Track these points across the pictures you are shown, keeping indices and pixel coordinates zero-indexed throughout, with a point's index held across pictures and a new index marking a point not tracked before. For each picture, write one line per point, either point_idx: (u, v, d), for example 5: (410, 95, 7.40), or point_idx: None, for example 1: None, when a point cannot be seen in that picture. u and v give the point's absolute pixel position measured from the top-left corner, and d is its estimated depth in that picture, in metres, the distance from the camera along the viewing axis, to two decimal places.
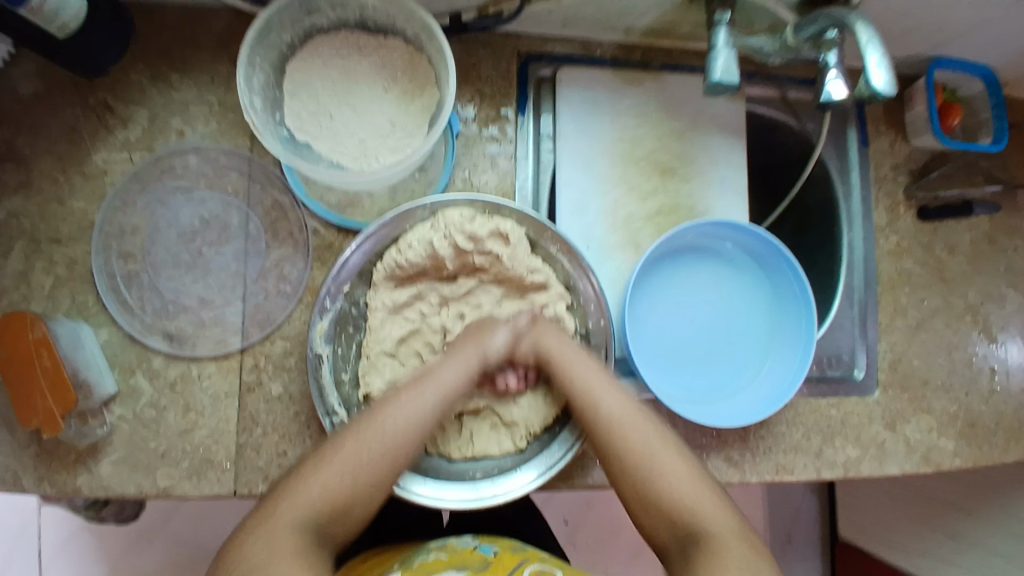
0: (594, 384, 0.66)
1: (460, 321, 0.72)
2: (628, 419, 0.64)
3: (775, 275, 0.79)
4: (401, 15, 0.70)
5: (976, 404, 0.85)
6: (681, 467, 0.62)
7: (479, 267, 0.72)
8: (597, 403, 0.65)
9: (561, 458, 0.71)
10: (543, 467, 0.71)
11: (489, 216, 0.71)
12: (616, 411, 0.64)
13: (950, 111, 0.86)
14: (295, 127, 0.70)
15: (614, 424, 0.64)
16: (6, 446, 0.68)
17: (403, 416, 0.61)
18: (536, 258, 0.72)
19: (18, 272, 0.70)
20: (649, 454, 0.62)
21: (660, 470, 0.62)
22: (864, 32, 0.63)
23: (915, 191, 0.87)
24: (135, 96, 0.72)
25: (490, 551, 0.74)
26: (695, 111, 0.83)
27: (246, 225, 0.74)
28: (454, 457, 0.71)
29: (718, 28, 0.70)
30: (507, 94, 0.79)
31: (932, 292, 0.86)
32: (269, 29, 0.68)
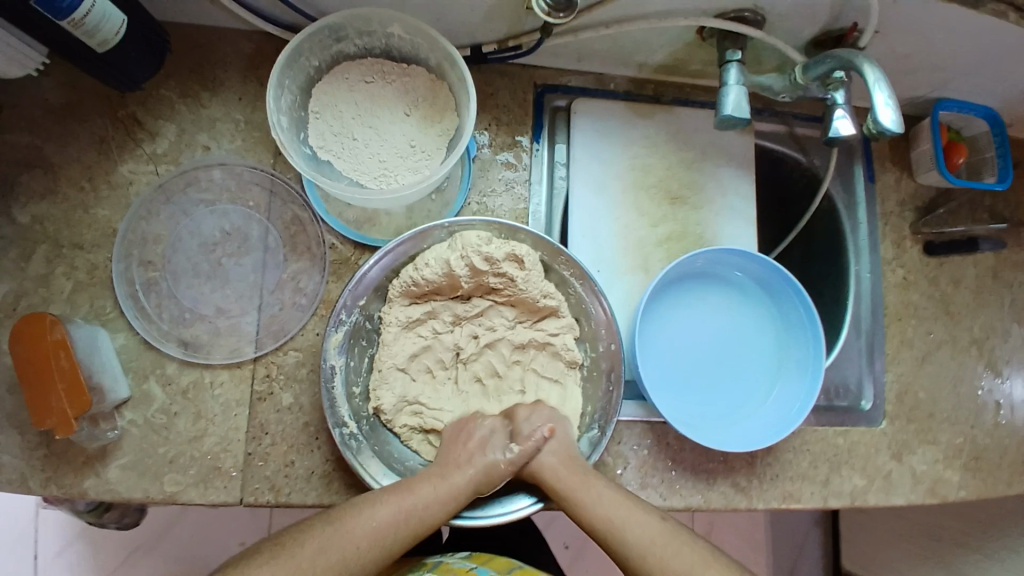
0: (564, 482, 0.66)
1: (472, 341, 0.73)
2: (600, 507, 0.64)
3: (784, 304, 0.80)
4: (425, 45, 0.73)
5: (981, 437, 0.85)
6: (676, 561, 0.60)
7: (493, 288, 0.73)
8: (585, 498, 0.65)
9: None
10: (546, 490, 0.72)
11: (505, 240, 0.71)
12: (606, 505, 0.64)
13: (954, 150, 0.88)
14: (318, 145, 0.72)
15: (603, 515, 0.63)
16: (16, 447, 0.68)
17: (372, 520, 0.60)
18: (549, 283, 0.73)
19: (41, 275, 0.71)
20: (626, 538, 0.62)
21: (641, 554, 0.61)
22: (871, 72, 0.65)
23: (920, 227, 0.88)
24: (164, 109, 0.75)
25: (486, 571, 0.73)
26: (707, 142, 0.84)
27: (266, 236, 0.75)
28: None
29: (729, 66, 0.72)
30: (523, 122, 0.81)
31: (938, 325, 0.87)
32: (298, 54, 0.70)
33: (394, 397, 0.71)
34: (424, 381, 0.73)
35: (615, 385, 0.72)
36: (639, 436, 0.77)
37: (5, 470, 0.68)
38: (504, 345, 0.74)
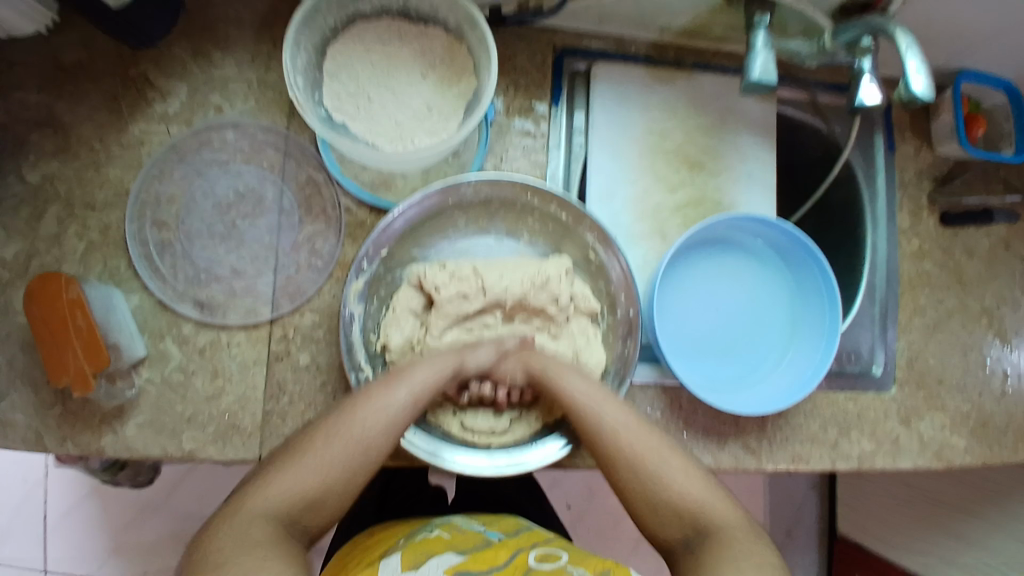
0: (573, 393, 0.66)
1: (479, 292, 0.71)
2: (578, 396, 0.65)
3: (799, 269, 0.80)
4: (444, 4, 0.71)
5: (988, 405, 0.86)
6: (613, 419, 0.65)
7: (505, 305, 0.72)
8: (568, 395, 0.65)
9: None
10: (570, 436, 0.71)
11: (540, 283, 0.72)
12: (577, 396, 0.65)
13: (974, 122, 0.87)
14: (334, 107, 0.71)
15: (607, 423, 0.64)
16: (32, 405, 0.68)
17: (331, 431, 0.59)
18: (563, 283, 0.73)
19: (53, 234, 0.70)
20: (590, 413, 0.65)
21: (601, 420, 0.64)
22: (904, 39, 0.64)
23: (937, 197, 0.88)
24: (175, 68, 0.73)
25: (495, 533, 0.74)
26: (725, 107, 0.84)
27: (280, 198, 0.75)
28: None
29: (757, 30, 0.70)
30: (541, 87, 0.80)
31: (949, 292, 0.87)
32: (316, 11, 0.69)
33: (403, 336, 0.70)
34: (412, 326, 0.71)
35: (631, 348, 0.72)
36: (652, 400, 0.77)
37: (20, 428, 0.68)
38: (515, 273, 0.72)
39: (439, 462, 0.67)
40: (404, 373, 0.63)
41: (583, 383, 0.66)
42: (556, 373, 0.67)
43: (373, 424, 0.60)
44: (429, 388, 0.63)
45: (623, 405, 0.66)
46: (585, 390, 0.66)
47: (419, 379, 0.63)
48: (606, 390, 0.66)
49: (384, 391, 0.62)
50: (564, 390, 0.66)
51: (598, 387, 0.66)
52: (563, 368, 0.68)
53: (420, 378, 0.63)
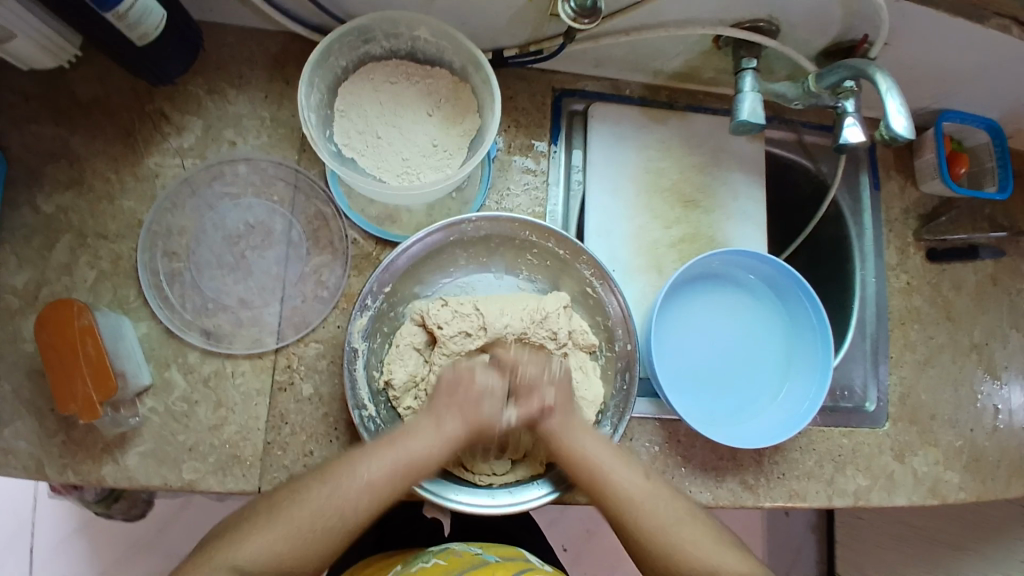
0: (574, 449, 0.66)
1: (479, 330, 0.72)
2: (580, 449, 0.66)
3: (794, 308, 0.82)
4: (450, 48, 0.74)
5: (980, 440, 0.87)
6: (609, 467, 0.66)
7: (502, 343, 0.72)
8: (570, 447, 0.66)
9: None
10: None
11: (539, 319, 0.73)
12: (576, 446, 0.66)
13: (956, 160, 0.91)
14: (343, 143, 0.73)
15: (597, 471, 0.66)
16: (35, 433, 0.69)
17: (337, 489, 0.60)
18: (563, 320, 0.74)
19: (65, 264, 0.72)
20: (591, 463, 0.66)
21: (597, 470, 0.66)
22: (884, 80, 0.67)
23: (923, 234, 0.91)
24: (190, 104, 0.76)
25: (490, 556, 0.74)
26: (719, 147, 0.87)
27: (288, 230, 0.77)
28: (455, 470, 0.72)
29: (744, 74, 0.75)
30: (540, 126, 0.83)
31: (939, 329, 0.89)
32: (328, 54, 0.72)
33: (406, 373, 0.71)
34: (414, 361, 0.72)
35: (630, 382, 0.73)
36: (651, 433, 0.79)
37: (21, 456, 0.68)
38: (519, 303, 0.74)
39: (445, 501, 0.68)
40: (398, 442, 0.64)
41: (593, 444, 0.67)
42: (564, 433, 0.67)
43: (370, 480, 0.61)
44: (433, 447, 0.64)
45: (621, 462, 0.67)
46: (587, 441, 0.67)
47: (421, 451, 0.64)
48: (605, 447, 0.67)
49: (382, 453, 0.62)
50: (569, 446, 0.66)
51: (603, 445, 0.67)
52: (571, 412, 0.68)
53: (415, 449, 0.63)
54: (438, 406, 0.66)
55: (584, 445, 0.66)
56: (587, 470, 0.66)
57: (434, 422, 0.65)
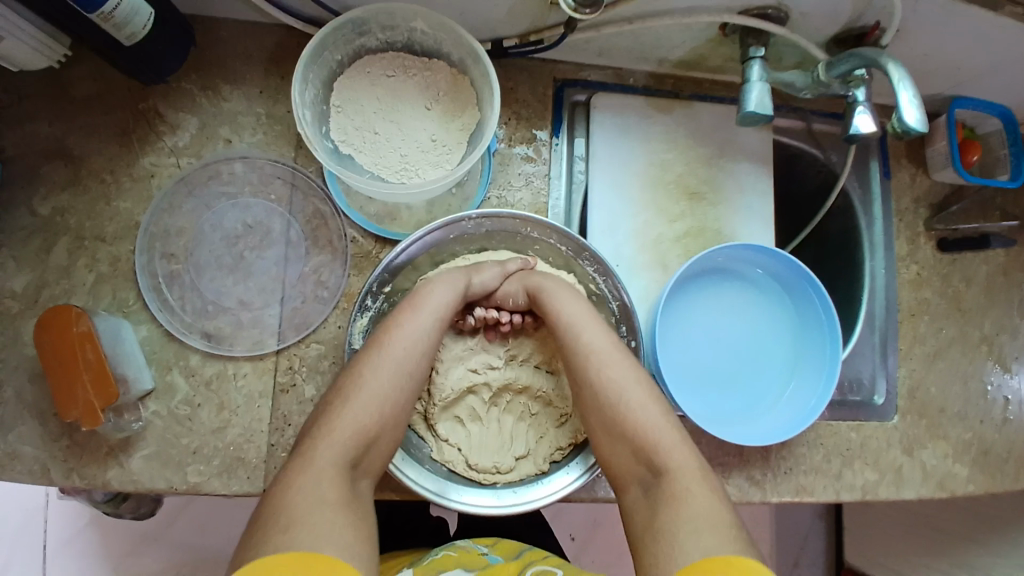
0: (565, 317, 0.69)
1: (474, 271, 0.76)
2: (579, 325, 0.68)
3: (801, 300, 0.80)
4: (448, 39, 0.72)
5: (990, 433, 0.86)
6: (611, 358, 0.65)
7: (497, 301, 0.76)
8: (564, 316, 0.69)
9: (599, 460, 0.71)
10: (579, 470, 0.71)
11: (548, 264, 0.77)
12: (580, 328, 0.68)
13: (969, 148, 0.89)
14: (340, 139, 0.72)
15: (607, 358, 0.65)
16: (38, 438, 0.69)
17: (370, 384, 0.61)
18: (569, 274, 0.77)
19: (62, 267, 0.71)
20: (605, 358, 0.65)
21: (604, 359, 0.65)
22: (896, 71, 0.65)
23: (935, 224, 0.89)
24: (185, 102, 0.74)
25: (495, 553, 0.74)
26: (726, 137, 0.85)
27: (287, 230, 0.76)
28: (458, 470, 0.71)
29: (752, 63, 0.72)
30: (542, 118, 0.81)
31: (950, 321, 0.88)
32: (323, 48, 0.70)
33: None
34: None
35: None
36: None
37: (25, 460, 0.68)
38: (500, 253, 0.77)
39: (445, 502, 0.68)
40: (420, 302, 0.67)
41: (572, 301, 0.70)
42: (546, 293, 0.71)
43: (393, 363, 0.62)
44: (436, 323, 0.67)
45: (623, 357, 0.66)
46: (572, 313, 0.69)
47: (435, 301, 0.67)
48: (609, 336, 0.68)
49: (397, 331, 0.64)
50: (557, 305, 0.70)
51: (608, 337, 0.68)
52: (556, 287, 0.72)
53: (409, 332, 0.65)
54: (415, 298, 0.67)
55: (585, 329, 0.68)
56: (587, 360, 0.66)
57: (434, 285, 0.69)
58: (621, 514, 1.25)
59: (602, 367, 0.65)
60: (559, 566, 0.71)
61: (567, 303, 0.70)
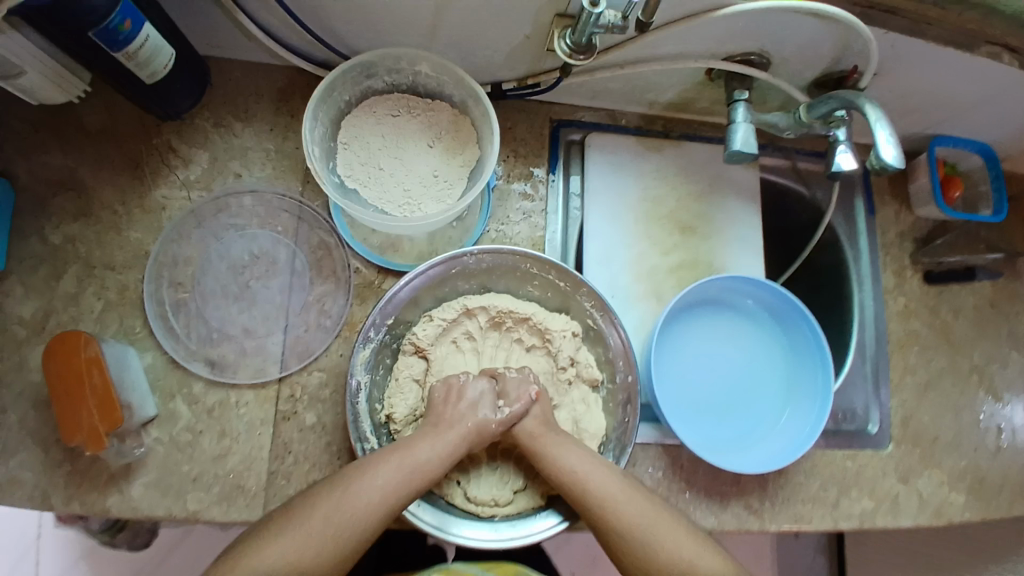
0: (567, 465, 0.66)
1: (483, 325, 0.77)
2: (577, 465, 0.66)
3: (792, 331, 0.82)
4: (450, 82, 0.76)
5: (984, 462, 0.87)
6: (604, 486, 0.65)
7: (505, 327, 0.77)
8: (563, 462, 0.67)
9: None
10: None
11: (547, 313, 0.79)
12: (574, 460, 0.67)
13: (950, 184, 0.92)
14: (346, 175, 0.75)
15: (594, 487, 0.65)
16: (40, 464, 0.69)
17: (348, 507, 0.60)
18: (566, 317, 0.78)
19: (73, 295, 0.73)
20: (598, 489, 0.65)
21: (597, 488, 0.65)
22: (872, 111, 0.68)
23: (920, 256, 0.92)
24: (198, 139, 0.78)
25: None
26: (716, 174, 0.88)
27: (292, 260, 0.78)
28: (457, 504, 0.72)
29: (736, 105, 0.76)
30: (539, 155, 0.85)
31: (939, 351, 0.90)
32: (332, 89, 0.74)
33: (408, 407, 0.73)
34: (412, 392, 0.74)
35: (631, 415, 0.73)
36: (654, 459, 0.79)
37: (26, 487, 0.69)
38: (506, 300, 0.77)
39: (447, 536, 0.67)
40: (409, 453, 0.64)
41: (576, 458, 0.67)
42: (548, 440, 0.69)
43: (367, 500, 0.60)
44: (434, 459, 0.65)
45: (629, 490, 0.65)
46: (573, 456, 0.67)
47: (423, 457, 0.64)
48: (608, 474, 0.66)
49: (385, 461, 0.63)
50: (556, 456, 0.67)
51: (609, 475, 0.66)
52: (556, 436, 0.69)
53: (422, 456, 0.64)
54: (397, 449, 0.64)
55: (591, 474, 0.66)
56: (592, 499, 0.64)
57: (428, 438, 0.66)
58: None
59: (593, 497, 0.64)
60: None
61: (571, 453, 0.67)
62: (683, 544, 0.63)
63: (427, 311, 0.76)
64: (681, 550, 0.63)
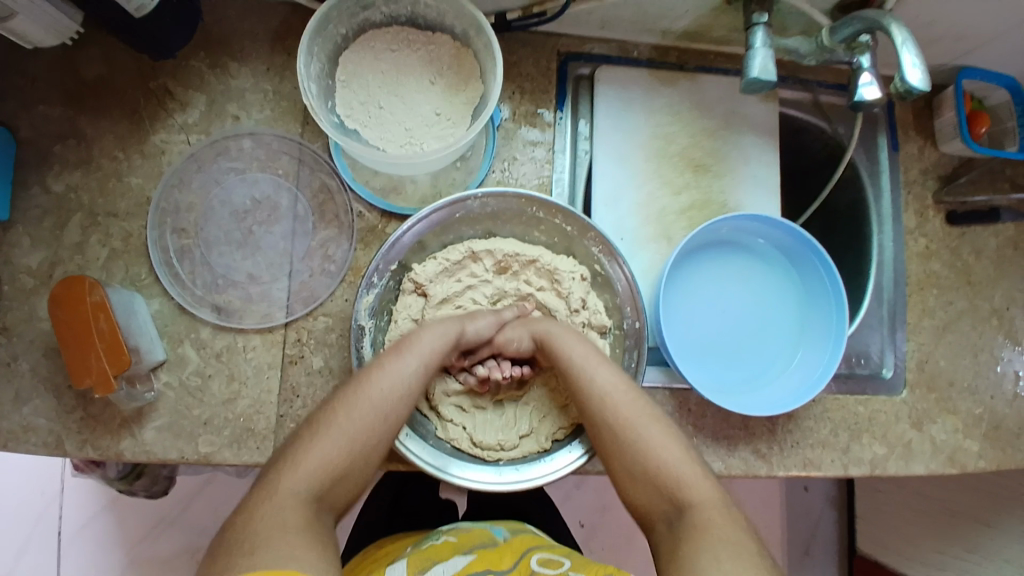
0: (573, 357, 0.68)
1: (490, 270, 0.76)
2: (590, 368, 0.67)
3: (807, 272, 0.80)
4: (451, 12, 0.73)
5: (1001, 407, 0.86)
6: (614, 388, 0.65)
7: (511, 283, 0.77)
8: (568, 359, 0.68)
9: None
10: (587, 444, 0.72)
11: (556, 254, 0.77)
12: (582, 361, 0.67)
13: (977, 120, 0.88)
14: (346, 114, 0.73)
15: (597, 382, 0.66)
16: (52, 410, 0.70)
17: (368, 400, 0.61)
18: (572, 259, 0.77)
19: (76, 243, 0.72)
20: (612, 389, 0.65)
21: (610, 389, 0.65)
22: (900, 33, 0.65)
23: (943, 196, 0.88)
24: (194, 81, 0.76)
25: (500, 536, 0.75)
26: (730, 110, 0.85)
27: (295, 206, 0.77)
28: (463, 446, 0.72)
29: (755, 29, 0.72)
30: (546, 92, 0.82)
31: (959, 294, 0.87)
32: (327, 21, 0.71)
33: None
34: (415, 336, 0.73)
35: (638, 360, 0.73)
36: (662, 402, 0.78)
37: (40, 433, 0.70)
38: (511, 243, 0.76)
39: (445, 476, 0.68)
40: (415, 343, 0.66)
41: (580, 346, 0.69)
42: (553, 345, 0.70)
43: (381, 393, 0.62)
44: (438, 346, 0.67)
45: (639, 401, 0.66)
46: (576, 351, 0.68)
47: (429, 346, 0.66)
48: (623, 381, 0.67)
49: (394, 358, 0.64)
50: (563, 351, 0.69)
51: (616, 375, 0.67)
52: (559, 335, 0.71)
53: (415, 370, 0.64)
54: (404, 341, 0.66)
55: (598, 374, 0.66)
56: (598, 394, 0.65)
57: (428, 330, 0.68)
58: None
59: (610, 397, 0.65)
60: (565, 555, 0.70)
61: (573, 342, 0.70)
62: (679, 457, 0.61)
63: (432, 255, 0.75)
64: (695, 453, 0.62)
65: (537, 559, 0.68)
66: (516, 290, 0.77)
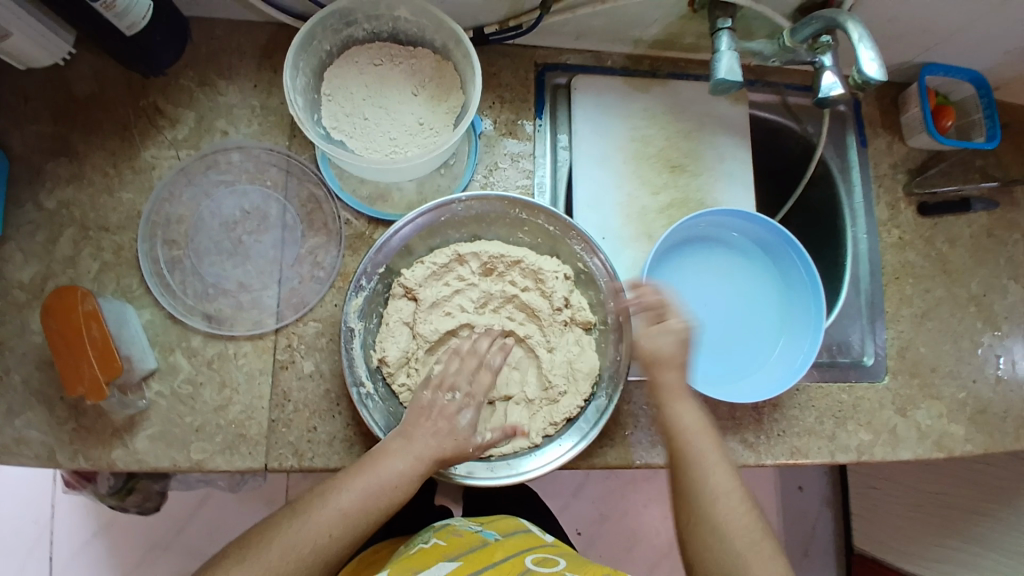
0: (687, 423, 0.66)
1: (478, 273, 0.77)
2: (690, 424, 0.66)
3: (785, 264, 0.82)
4: (431, 26, 0.76)
5: (984, 392, 0.87)
6: (704, 447, 0.65)
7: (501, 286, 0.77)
8: (678, 416, 0.67)
9: (595, 427, 0.73)
10: (578, 436, 0.73)
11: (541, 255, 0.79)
12: (688, 419, 0.67)
13: (942, 114, 0.91)
14: (332, 126, 0.75)
15: (693, 444, 0.65)
16: (45, 422, 0.70)
17: (396, 464, 0.64)
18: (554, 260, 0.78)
19: (68, 257, 0.74)
20: (705, 451, 0.65)
21: (706, 455, 0.65)
22: (855, 29, 0.68)
23: (913, 188, 0.91)
24: (183, 98, 0.78)
25: (490, 534, 0.74)
26: (704, 113, 0.88)
27: (283, 215, 0.79)
28: None
29: (719, 34, 0.75)
30: (525, 100, 0.85)
31: (935, 282, 0.89)
32: (312, 38, 0.73)
33: (399, 350, 0.73)
34: (404, 337, 0.74)
35: (623, 352, 0.74)
36: (650, 396, 0.79)
37: (33, 446, 0.70)
38: (496, 245, 0.77)
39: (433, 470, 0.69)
40: (373, 466, 0.63)
41: (692, 417, 0.67)
42: (682, 407, 0.67)
43: (392, 474, 0.63)
44: (401, 474, 0.64)
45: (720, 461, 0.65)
46: (687, 414, 0.67)
47: (385, 473, 0.63)
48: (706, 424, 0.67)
49: (388, 454, 0.64)
50: (681, 415, 0.67)
51: (723, 459, 0.65)
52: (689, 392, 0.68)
53: (387, 472, 0.63)
54: (366, 460, 0.64)
55: (693, 434, 0.66)
56: (687, 450, 0.65)
57: (393, 451, 0.64)
58: (629, 504, 1.25)
59: (697, 458, 0.64)
60: (558, 555, 0.71)
61: (689, 412, 0.67)
62: (747, 539, 0.60)
63: (420, 258, 0.77)
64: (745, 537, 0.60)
65: (532, 558, 0.68)
66: (501, 292, 0.77)
